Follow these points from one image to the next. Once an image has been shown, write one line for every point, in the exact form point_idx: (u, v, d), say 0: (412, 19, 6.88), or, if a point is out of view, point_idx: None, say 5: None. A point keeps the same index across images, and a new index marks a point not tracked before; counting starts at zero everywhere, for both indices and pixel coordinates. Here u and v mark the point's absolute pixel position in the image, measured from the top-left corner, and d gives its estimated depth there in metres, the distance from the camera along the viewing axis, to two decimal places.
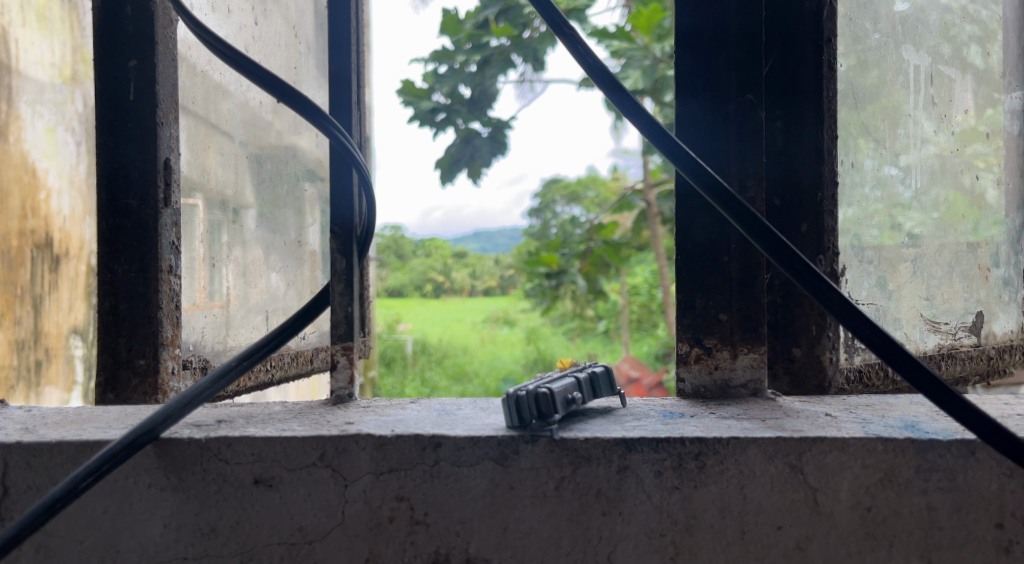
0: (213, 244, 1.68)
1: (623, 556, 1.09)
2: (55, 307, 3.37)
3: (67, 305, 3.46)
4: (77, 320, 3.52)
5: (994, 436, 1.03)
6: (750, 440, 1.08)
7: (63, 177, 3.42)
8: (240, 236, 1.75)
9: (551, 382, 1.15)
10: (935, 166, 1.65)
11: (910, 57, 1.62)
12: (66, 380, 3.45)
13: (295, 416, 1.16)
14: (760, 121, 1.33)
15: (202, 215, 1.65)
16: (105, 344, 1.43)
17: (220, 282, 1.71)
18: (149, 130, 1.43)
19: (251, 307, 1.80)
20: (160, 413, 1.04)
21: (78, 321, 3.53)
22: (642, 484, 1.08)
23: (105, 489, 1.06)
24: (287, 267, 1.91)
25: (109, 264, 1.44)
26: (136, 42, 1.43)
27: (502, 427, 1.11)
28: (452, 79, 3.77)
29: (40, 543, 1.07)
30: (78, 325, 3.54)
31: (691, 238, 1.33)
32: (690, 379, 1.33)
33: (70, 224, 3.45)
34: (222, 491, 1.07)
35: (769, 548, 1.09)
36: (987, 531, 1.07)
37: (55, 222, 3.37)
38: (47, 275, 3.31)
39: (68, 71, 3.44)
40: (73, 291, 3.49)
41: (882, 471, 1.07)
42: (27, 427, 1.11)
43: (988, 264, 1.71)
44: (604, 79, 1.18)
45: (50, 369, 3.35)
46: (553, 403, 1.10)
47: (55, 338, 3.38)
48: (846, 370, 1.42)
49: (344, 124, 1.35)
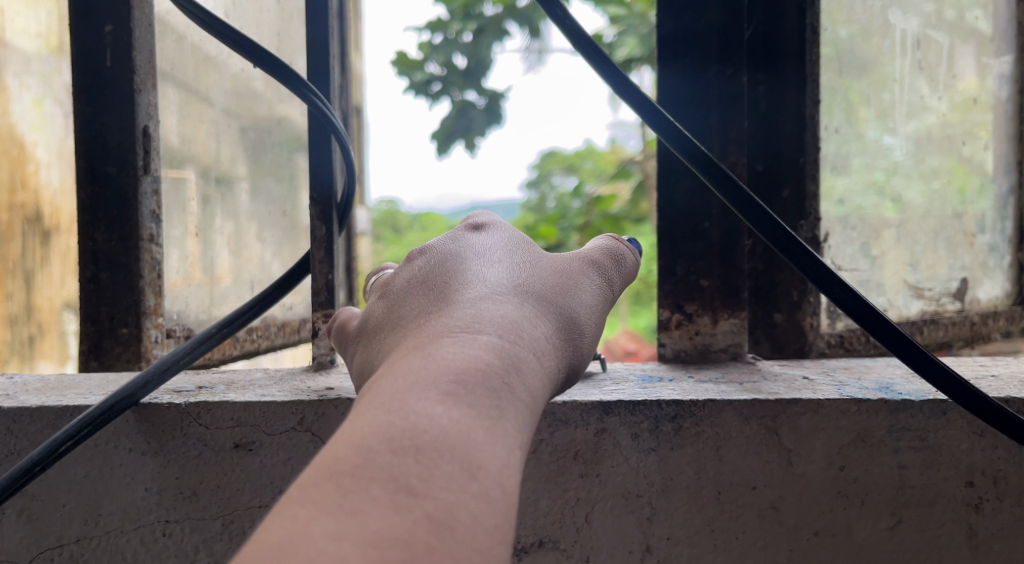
0: (207, 217, 1.69)
1: (600, 517, 1.11)
2: (47, 282, 3.37)
3: (59, 279, 3.45)
4: (70, 294, 3.53)
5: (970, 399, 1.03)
6: (725, 402, 1.09)
7: (52, 150, 3.40)
8: (233, 209, 1.78)
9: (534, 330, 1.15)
10: (920, 132, 1.65)
11: (897, 21, 1.60)
12: (60, 353, 3.46)
13: (276, 383, 1.16)
14: (742, 85, 1.32)
15: (197, 188, 1.65)
16: (87, 313, 1.43)
17: (216, 258, 1.71)
18: (127, 97, 1.42)
19: (244, 275, 1.81)
20: (140, 378, 1.05)
21: (71, 295, 3.54)
22: (619, 446, 1.10)
23: (85, 454, 1.06)
24: (274, 239, 1.92)
25: (89, 233, 1.43)
26: (112, 7, 1.41)
27: None
28: (447, 50, 3.75)
29: (22, 507, 1.06)
30: (71, 299, 3.54)
31: (672, 204, 1.33)
32: (671, 344, 1.33)
33: (60, 197, 3.45)
34: (202, 456, 1.07)
35: (744, 507, 1.10)
36: (957, 489, 1.09)
37: (44, 196, 3.36)
38: (39, 248, 3.31)
39: (55, 40, 3.34)
40: (65, 265, 3.49)
41: (855, 431, 1.09)
42: (7, 393, 1.11)
43: (973, 230, 1.73)
44: (577, 37, 1.14)
45: (43, 343, 3.36)
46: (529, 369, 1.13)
47: (48, 312, 3.38)
48: (827, 335, 1.43)
49: (324, 91, 1.34)
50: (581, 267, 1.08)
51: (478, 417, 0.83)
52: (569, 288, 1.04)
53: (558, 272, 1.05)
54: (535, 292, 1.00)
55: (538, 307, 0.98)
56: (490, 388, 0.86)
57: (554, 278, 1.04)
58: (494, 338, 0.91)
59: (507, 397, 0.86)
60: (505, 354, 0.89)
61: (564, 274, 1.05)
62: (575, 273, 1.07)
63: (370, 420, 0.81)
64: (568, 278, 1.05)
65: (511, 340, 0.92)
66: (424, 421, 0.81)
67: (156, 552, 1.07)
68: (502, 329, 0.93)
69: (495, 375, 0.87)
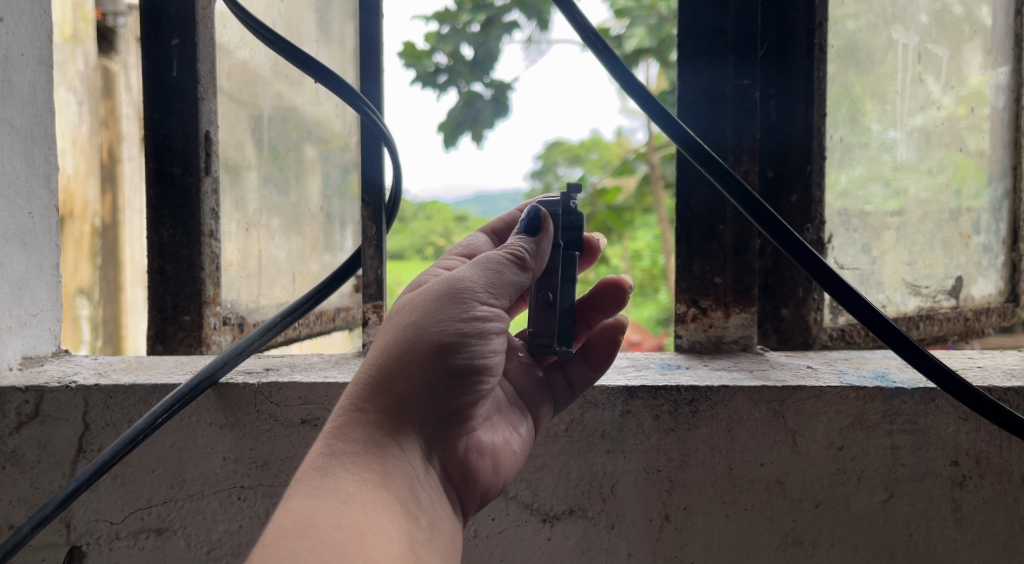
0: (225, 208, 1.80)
1: (624, 488, 1.24)
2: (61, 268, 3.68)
3: (73, 265, 3.77)
4: (83, 280, 3.85)
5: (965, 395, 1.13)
6: (738, 388, 1.22)
7: (66, 137, 3.67)
8: (244, 193, 1.89)
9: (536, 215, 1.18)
10: (921, 140, 1.76)
11: (900, 37, 1.71)
12: (74, 338, 3.76)
13: (334, 365, 1.30)
14: (755, 100, 1.44)
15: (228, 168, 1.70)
16: (154, 302, 1.57)
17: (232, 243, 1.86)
18: (190, 104, 1.55)
19: (265, 263, 1.99)
20: (218, 360, 1.18)
21: (83, 281, 3.86)
22: (642, 426, 1.24)
23: (172, 426, 1.22)
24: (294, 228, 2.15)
25: (155, 228, 1.57)
26: (179, 22, 1.54)
27: None
28: (454, 39, 3.61)
29: (117, 472, 1.22)
30: (84, 285, 3.86)
31: (691, 208, 1.46)
32: (687, 336, 1.46)
33: (73, 184, 3.73)
34: (273, 429, 1.22)
35: (753, 481, 1.23)
36: (944, 467, 1.22)
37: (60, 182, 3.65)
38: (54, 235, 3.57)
39: (70, 30, 3.63)
40: (78, 252, 3.80)
41: (854, 415, 1.22)
42: (100, 371, 1.29)
43: (969, 232, 1.85)
44: (588, 34, 1.21)
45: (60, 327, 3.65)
46: (558, 308, 1.17)
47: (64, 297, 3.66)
48: (830, 329, 1.55)
49: (372, 99, 1.45)
50: (485, 335, 1.07)
51: (343, 478, 1.01)
52: (436, 308, 1.05)
53: (430, 289, 1.07)
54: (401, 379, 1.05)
55: (402, 394, 1.05)
56: (345, 446, 1.03)
57: (433, 356, 1.05)
58: (352, 400, 1.05)
59: (356, 453, 1.03)
60: (362, 449, 1.03)
61: (435, 289, 1.06)
62: (450, 280, 1.07)
63: (287, 503, 0.99)
64: (437, 292, 1.06)
65: (367, 396, 1.05)
66: (320, 501, 0.99)
67: (232, 514, 1.23)
68: (358, 384, 1.05)
69: (334, 437, 1.03)
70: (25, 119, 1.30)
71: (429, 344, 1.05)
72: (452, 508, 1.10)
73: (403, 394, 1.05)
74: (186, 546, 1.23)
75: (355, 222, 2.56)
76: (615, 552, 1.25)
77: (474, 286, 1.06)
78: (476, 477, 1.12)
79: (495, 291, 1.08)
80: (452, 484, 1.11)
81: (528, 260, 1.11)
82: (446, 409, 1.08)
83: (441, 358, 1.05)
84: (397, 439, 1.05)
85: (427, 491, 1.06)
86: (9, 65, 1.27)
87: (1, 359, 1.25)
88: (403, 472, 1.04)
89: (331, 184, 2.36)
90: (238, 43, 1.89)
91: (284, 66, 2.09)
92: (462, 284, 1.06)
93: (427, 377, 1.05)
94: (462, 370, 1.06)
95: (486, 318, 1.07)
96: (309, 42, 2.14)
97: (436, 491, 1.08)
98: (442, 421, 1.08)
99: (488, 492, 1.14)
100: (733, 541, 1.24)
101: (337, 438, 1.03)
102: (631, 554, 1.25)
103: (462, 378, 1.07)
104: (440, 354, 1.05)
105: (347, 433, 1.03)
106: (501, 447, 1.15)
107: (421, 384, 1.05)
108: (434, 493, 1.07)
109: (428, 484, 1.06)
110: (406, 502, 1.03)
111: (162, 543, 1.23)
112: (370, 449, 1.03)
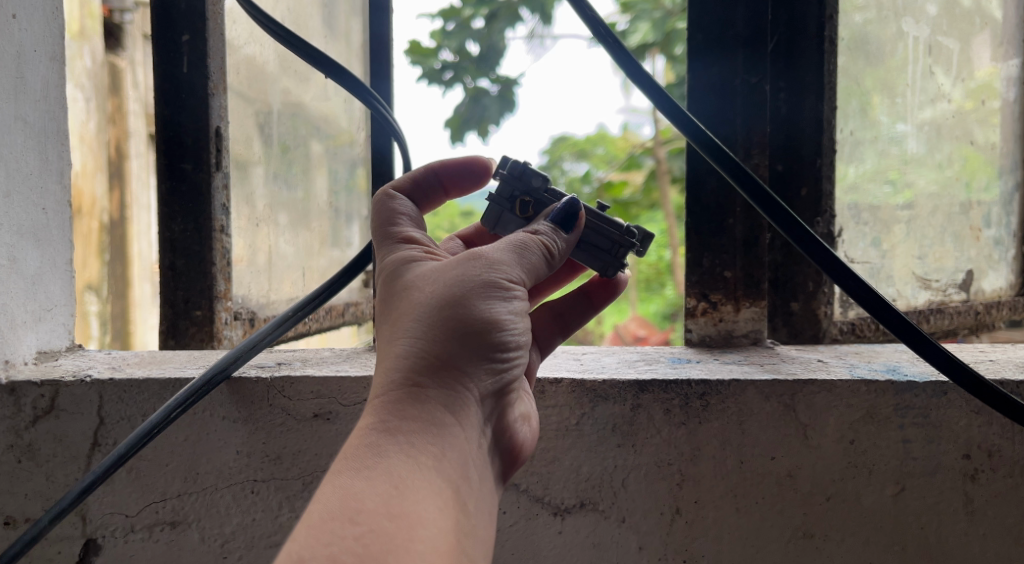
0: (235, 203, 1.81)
1: (635, 482, 1.25)
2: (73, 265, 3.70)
3: (82, 261, 3.78)
4: (92, 276, 3.87)
5: (977, 387, 1.13)
6: (749, 382, 1.22)
7: (74, 133, 3.69)
8: (252, 190, 1.89)
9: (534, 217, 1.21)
10: (931, 132, 1.76)
11: (910, 29, 1.71)
12: (83, 334, 3.78)
13: (345, 359, 1.31)
14: (765, 94, 1.44)
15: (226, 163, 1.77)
16: (165, 297, 1.58)
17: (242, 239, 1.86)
18: (201, 100, 1.56)
19: (274, 258, 2.00)
20: (231, 354, 1.19)
21: (92, 277, 3.88)
22: (653, 420, 1.24)
23: (186, 420, 1.23)
24: (303, 224, 2.16)
25: (167, 223, 1.58)
26: (188, 18, 1.55)
27: (573, 372, 1.28)
28: (460, 36, 3.60)
29: (131, 466, 1.23)
30: (93, 281, 3.89)
31: (700, 202, 1.45)
32: (697, 329, 1.46)
33: (81, 180, 3.74)
34: (286, 424, 1.23)
35: (764, 475, 1.23)
36: (955, 460, 1.22)
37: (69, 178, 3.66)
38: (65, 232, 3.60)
39: (77, 27, 3.65)
40: (87, 247, 3.81)
41: (865, 409, 1.22)
42: (113, 365, 1.29)
43: (980, 225, 1.84)
44: (598, 28, 1.21)
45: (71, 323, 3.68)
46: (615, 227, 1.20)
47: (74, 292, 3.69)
48: (840, 323, 1.55)
49: (383, 94, 1.46)
50: (520, 306, 1.09)
51: (397, 460, 1.01)
52: (474, 285, 1.07)
53: (464, 263, 1.08)
54: (448, 355, 1.06)
55: (450, 371, 1.06)
56: (400, 425, 1.03)
57: (477, 330, 1.06)
58: (400, 379, 1.05)
59: (412, 430, 1.03)
60: (417, 428, 1.03)
61: (467, 267, 1.07)
62: (485, 255, 1.08)
63: (335, 482, 0.99)
64: (474, 266, 1.07)
65: (413, 376, 1.05)
66: (372, 484, 0.99)
67: (245, 507, 1.24)
68: (404, 364, 1.05)
69: (386, 418, 1.04)
70: (39, 115, 1.31)
71: (472, 320, 1.06)
72: (495, 483, 1.11)
73: (451, 367, 1.06)
74: (200, 539, 1.24)
75: (363, 218, 2.56)
76: (626, 546, 1.25)
77: (509, 259, 1.08)
78: (515, 450, 1.14)
79: (528, 264, 1.10)
80: (495, 458, 1.12)
81: (559, 250, 1.14)
82: (491, 384, 1.09)
83: (486, 333, 1.06)
84: (450, 418, 1.05)
85: (478, 470, 1.07)
86: (22, 61, 1.28)
87: (17, 354, 1.26)
88: (458, 450, 1.04)
89: (339, 179, 2.36)
90: (246, 39, 1.89)
91: (292, 62, 2.09)
92: (499, 258, 1.08)
93: (473, 352, 1.06)
94: (504, 342, 1.08)
95: (521, 290, 1.09)
96: (317, 38, 2.15)
97: (485, 467, 1.09)
98: (488, 396, 1.09)
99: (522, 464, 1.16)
100: (744, 535, 1.24)
101: (389, 418, 1.03)
102: (642, 548, 1.25)
103: (504, 352, 1.08)
104: (485, 329, 1.06)
105: (399, 412, 1.04)
106: (531, 414, 1.17)
107: (468, 359, 1.06)
108: (484, 470, 1.08)
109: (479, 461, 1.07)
110: (457, 487, 1.03)
111: (176, 536, 1.24)
112: (426, 428, 1.03)
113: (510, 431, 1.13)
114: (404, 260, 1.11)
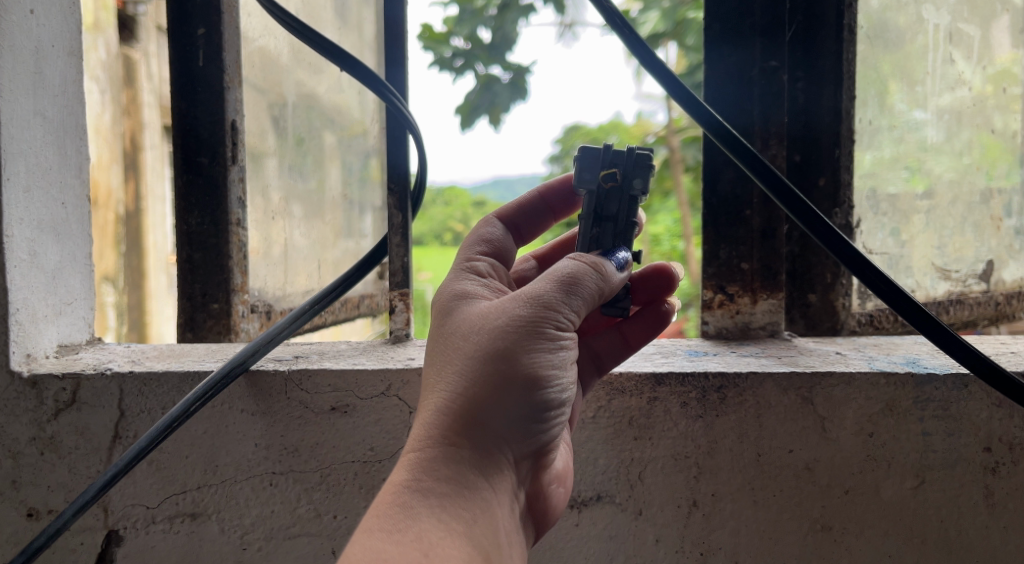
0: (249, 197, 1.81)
1: (652, 475, 1.24)
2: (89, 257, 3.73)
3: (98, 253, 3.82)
4: (107, 268, 3.91)
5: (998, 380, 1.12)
6: (766, 374, 1.22)
7: (90, 126, 3.71)
8: (266, 182, 1.90)
9: (601, 195, 1.16)
10: (951, 121, 1.74)
11: (930, 16, 1.69)
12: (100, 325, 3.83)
13: (362, 352, 1.31)
14: (782, 84, 1.42)
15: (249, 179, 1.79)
16: (183, 290, 1.59)
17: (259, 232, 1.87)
18: (217, 94, 1.56)
19: (288, 251, 2.00)
20: (249, 348, 1.19)
21: (107, 269, 3.92)
22: (670, 413, 1.23)
23: (205, 413, 1.24)
24: (316, 217, 2.16)
25: (183, 217, 1.58)
26: (204, 11, 1.55)
27: None
28: (471, 23, 3.56)
29: (152, 458, 1.24)
30: (108, 273, 3.93)
31: (717, 193, 1.44)
32: (714, 322, 1.45)
33: (97, 172, 3.77)
34: (304, 416, 1.23)
35: (782, 468, 1.23)
36: (976, 453, 1.21)
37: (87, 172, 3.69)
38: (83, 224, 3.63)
39: (92, 19, 3.68)
40: (102, 239, 3.85)
41: (884, 401, 1.21)
42: (133, 358, 1.31)
43: (1001, 214, 1.82)
44: (613, 18, 1.20)
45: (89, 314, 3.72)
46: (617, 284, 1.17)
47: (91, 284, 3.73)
48: (858, 314, 1.54)
49: (398, 85, 1.45)
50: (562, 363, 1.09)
51: (425, 521, 1.02)
52: (521, 343, 1.06)
53: (511, 316, 1.07)
54: (488, 415, 1.06)
55: (488, 431, 1.07)
56: (433, 486, 1.04)
57: (520, 389, 1.07)
58: (437, 434, 1.06)
59: (444, 491, 1.04)
60: (450, 491, 1.04)
61: (516, 321, 1.06)
62: (533, 308, 1.07)
63: (365, 542, 1.01)
64: (523, 320, 1.06)
65: (452, 434, 1.06)
66: (400, 547, 1.00)
67: (264, 499, 1.24)
68: (443, 422, 1.06)
69: (420, 476, 1.05)
70: (57, 110, 1.31)
71: (516, 379, 1.06)
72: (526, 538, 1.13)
73: (491, 426, 1.07)
74: (220, 530, 1.25)
75: (376, 208, 2.55)
76: (643, 538, 1.25)
77: (559, 314, 1.07)
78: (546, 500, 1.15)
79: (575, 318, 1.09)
80: (530, 508, 1.13)
81: (609, 285, 1.11)
82: (530, 436, 1.10)
83: (526, 388, 1.07)
84: (483, 475, 1.06)
85: (509, 529, 1.08)
86: (41, 56, 1.28)
87: (38, 347, 1.27)
88: (489, 511, 1.06)
89: (351, 170, 2.36)
90: (260, 31, 1.89)
91: (306, 53, 2.09)
92: (539, 305, 1.07)
93: (512, 410, 1.07)
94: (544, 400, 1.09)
95: (564, 339, 1.09)
96: (329, 29, 2.15)
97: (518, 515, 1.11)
98: (525, 449, 1.10)
99: (557, 509, 1.17)
100: (762, 527, 1.24)
101: (422, 476, 1.05)
102: (658, 540, 1.25)
103: (545, 406, 1.09)
104: (525, 383, 1.07)
105: (434, 470, 1.05)
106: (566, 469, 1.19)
107: (506, 413, 1.07)
108: (514, 526, 1.09)
109: (509, 522, 1.08)
110: (487, 553, 1.04)
111: (196, 527, 1.25)
112: (457, 488, 1.05)
113: (545, 478, 1.14)
114: (453, 305, 1.11)
